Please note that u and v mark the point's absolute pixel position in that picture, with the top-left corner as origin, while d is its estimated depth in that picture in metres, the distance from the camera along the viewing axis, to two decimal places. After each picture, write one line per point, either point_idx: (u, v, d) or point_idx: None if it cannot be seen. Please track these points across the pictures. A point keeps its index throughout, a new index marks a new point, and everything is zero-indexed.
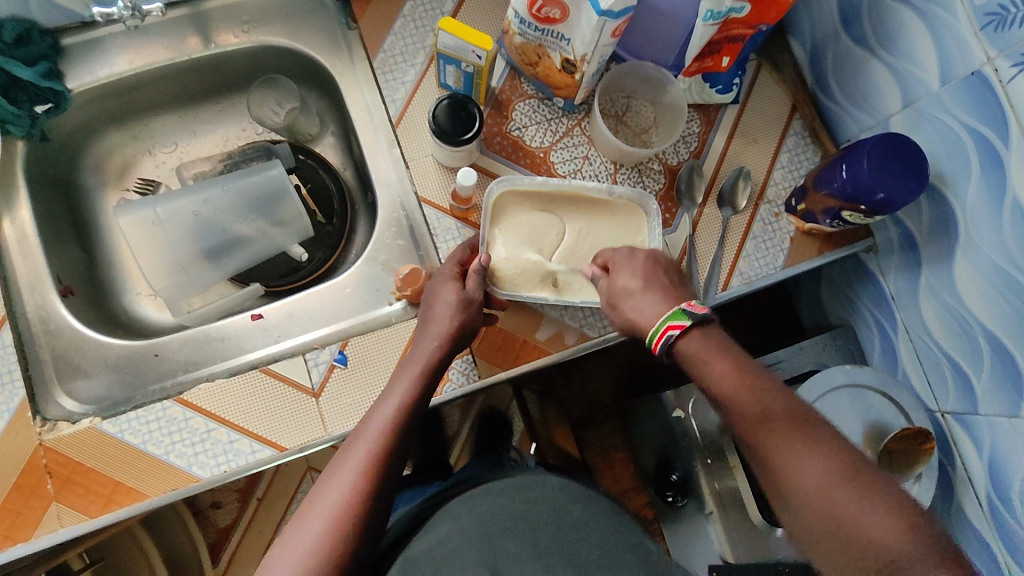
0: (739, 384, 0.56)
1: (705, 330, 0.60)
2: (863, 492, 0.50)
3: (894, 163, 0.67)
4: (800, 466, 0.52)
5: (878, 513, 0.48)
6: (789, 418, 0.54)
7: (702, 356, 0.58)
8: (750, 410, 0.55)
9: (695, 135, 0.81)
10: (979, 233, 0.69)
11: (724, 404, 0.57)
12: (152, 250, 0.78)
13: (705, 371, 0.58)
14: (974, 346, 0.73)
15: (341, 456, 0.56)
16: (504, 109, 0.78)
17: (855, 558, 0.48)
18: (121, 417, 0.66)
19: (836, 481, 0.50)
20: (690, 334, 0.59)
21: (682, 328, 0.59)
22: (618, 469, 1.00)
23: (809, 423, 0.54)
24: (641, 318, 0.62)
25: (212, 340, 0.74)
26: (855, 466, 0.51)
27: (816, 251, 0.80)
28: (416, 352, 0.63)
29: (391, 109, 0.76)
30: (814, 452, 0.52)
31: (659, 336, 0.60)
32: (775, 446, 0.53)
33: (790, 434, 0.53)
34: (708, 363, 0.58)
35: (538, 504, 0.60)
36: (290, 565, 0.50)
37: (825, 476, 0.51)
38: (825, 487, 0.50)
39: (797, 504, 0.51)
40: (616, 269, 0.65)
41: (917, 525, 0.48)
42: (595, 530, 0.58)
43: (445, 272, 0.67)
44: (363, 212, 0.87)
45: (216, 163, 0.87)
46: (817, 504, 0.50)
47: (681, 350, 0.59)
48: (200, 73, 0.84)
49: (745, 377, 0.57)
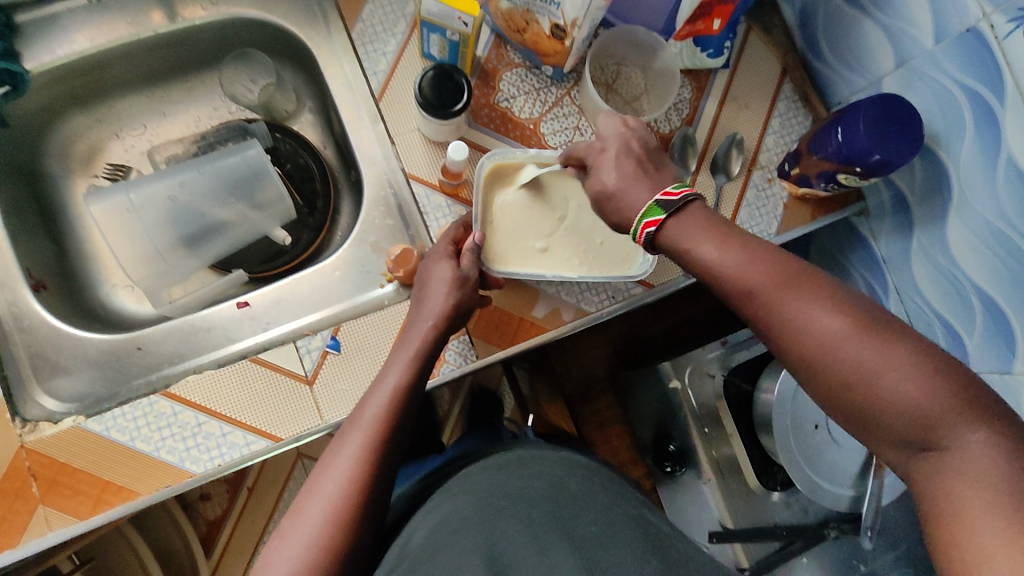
0: (733, 258, 0.51)
1: (687, 208, 0.54)
2: (885, 351, 0.45)
3: (889, 124, 0.66)
4: (813, 333, 0.47)
5: (903, 372, 0.44)
6: (793, 281, 0.49)
7: (689, 235, 0.53)
8: (751, 283, 0.50)
9: (686, 101, 0.80)
10: (972, 192, 0.69)
11: (721, 283, 0.52)
12: (124, 238, 0.74)
13: (694, 251, 0.52)
14: (967, 305, 0.73)
15: (337, 443, 0.54)
16: (491, 79, 0.75)
17: (883, 421, 0.45)
18: (106, 414, 0.64)
19: (853, 344, 0.46)
20: (671, 222, 0.54)
21: (655, 225, 0.54)
22: (615, 442, 0.98)
23: (816, 281, 0.49)
24: (621, 218, 0.58)
25: (197, 330, 0.71)
26: (872, 322, 0.47)
27: (810, 215, 0.79)
28: (411, 334, 0.61)
29: (372, 83, 0.73)
30: (828, 313, 0.47)
31: (638, 235, 0.55)
32: (786, 316, 0.49)
33: (798, 301, 0.48)
34: (697, 239, 0.52)
35: (534, 480, 0.57)
36: (289, 557, 0.48)
37: (841, 339, 0.46)
38: (842, 351, 0.46)
39: (815, 375, 0.48)
40: (593, 168, 0.60)
41: (947, 376, 0.44)
42: (594, 502, 0.56)
43: (438, 250, 0.66)
44: (347, 190, 0.83)
45: (191, 144, 0.83)
46: (838, 368, 0.47)
47: (667, 234, 0.54)
48: (169, 49, 0.79)
49: (739, 249, 0.51)
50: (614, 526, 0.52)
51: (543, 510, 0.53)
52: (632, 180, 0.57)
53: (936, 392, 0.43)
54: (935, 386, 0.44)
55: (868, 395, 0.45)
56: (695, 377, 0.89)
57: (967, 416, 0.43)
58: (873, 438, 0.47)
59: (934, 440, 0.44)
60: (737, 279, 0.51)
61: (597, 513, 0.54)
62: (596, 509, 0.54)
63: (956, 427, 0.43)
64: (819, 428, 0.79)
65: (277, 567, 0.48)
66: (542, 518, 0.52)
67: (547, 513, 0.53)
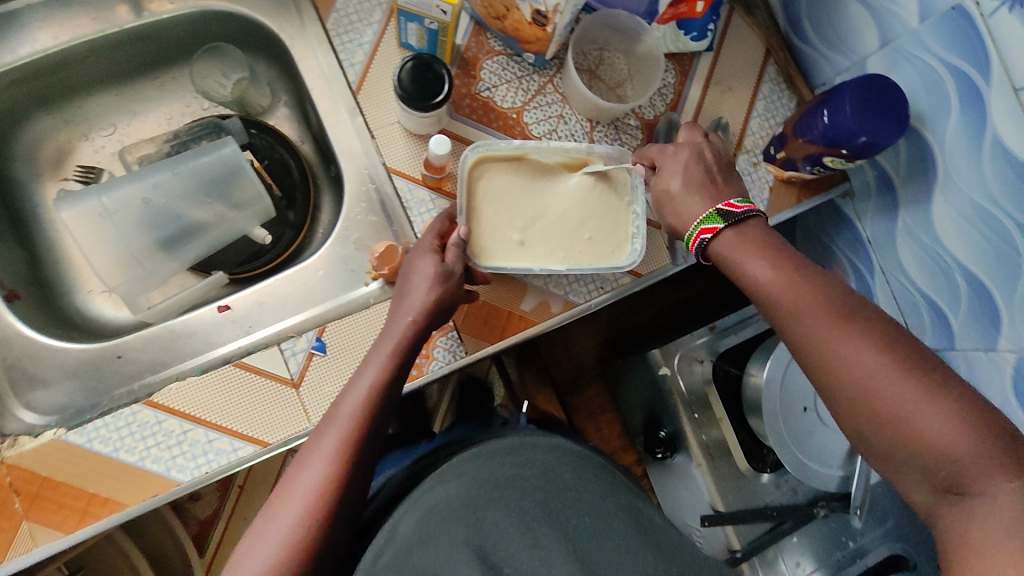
0: (782, 280, 0.55)
1: (745, 229, 0.59)
2: (921, 391, 0.47)
3: (874, 105, 0.65)
4: (849, 364, 0.50)
5: (935, 415, 0.46)
6: (836, 311, 0.52)
7: (741, 255, 0.58)
8: (795, 305, 0.54)
9: (671, 86, 0.78)
10: (957, 171, 0.68)
11: (767, 303, 0.56)
12: (100, 245, 0.72)
13: (746, 270, 0.58)
14: (952, 284, 0.73)
15: (314, 441, 0.53)
16: (471, 68, 0.74)
17: (910, 459, 0.47)
18: (87, 426, 0.62)
19: (887, 380, 0.48)
20: (725, 235, 0.60)
21: (712, 232, 0.60)
22: (605, 429, 1.00)
23: (864, 317, 0.51)
24: (685, 216, 0.63)
25: (178, 337, 0.69)
26: (912, 362, 0.48)
27: (795, 199, 0.79)
28: (390, 328, 0.59)
29: (349, 75, 0.71)
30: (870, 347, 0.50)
31: (694, 240, 0.62)
32: (826, 345, 0.52)
33: (837, 331, 0.51)
34: (748, 260, 0.58)
35: (526, 469, 0.54)
36: (261, 556, 0.48)
37: (877, 374, 0.48)
38: (875, 387, 0.48)
39: (848, 406, 0.50)
40: (663, 174, 0.66)
41: (983, 425, 0.45)
42: (588, 490, 0.54)
43: (423, 245, 0.64)
44: (327, 185, 0.82)
45: (163, 144, 0.80)
46: (872, 402, 0.48)
47: (722, 250, 0.60)
48: (136, 46, 0.76)
49: (789, 275, 0.56)
50: (607, 516, 0.52)
51: (536, 500, 0.51)
52: (685, 190, 0.63)
53: (967, 436, 0.45)
54: (967, 432, 0.45)
55: (900, 432, 0.47)
56: (684, 363, 0.86)
57: (997, 465, 0.44)
58: (899, 476, 0.48)
59: (959, 484, 0.45)
60: (783, 300, 0.55)
61: (591, 501, 0.52)
62: (591, 497, 0.53)
63: (984, 473, 0.44)
64: (808, 411, 0.79)
65: (248, 566, 0.47)
66: (535, 508, 0.51)
67: (540, 505, 0.51)
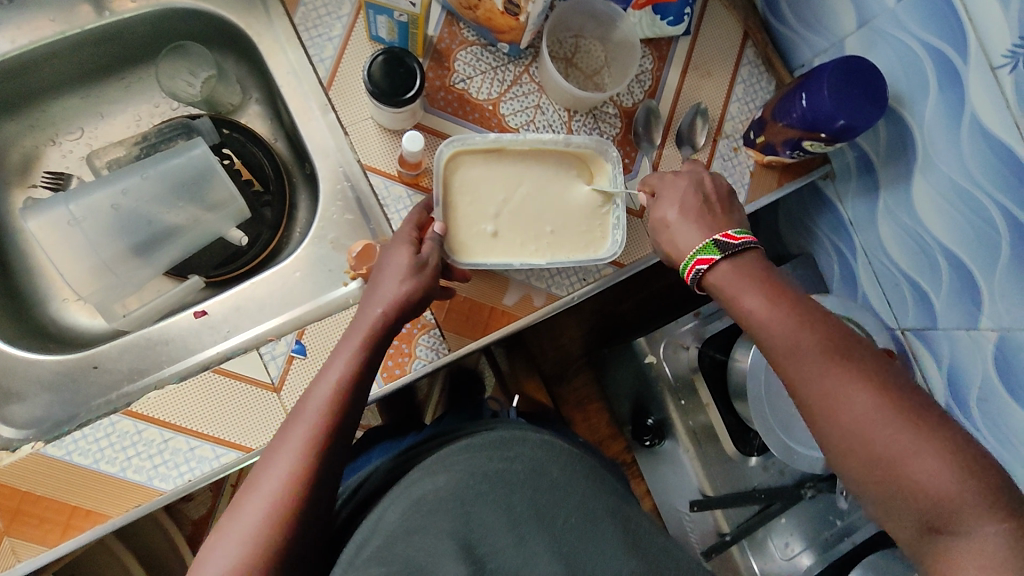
0: (774, 314, 0.55)
1: (745, 262, 0.59)
2: (915, 439, 0.47)
3: (852, 87, 0.65)
4: (845, 408, 0.50)
5: (925, 458, 0.46)
6: (834, 354, 0.52)
7: (739, 289, 0.58)
8: (788, 343, 0.54)
9: (648, 72, 0.77)
10: (936, 151, 0.68)
11: (761, 337, 0.56)
12: (69, 253, 0.70)
13: (739, 305, 0.57)
14: (933, 264, 0.73)
15: (280, 438, 0.51)
16: (445, 59, 0.72)
17: (901, 503, 0.47)
18: (65, 438, 0.61)
19: (880, 423, 0.48)
20: (720, 266, 0.59)
21: (709, 262, 0.59)
22: (594, 418, 1.00)
23: (855, 357, 0.51)
24: (680, 241, 0.63)
25: (154, 344, 0.68)
26: (907, 409, 0.49)
27: (776, 182, 0.78)
28: (358, 322, 0.57)
29: (320, 70, 0.70)
30: (862, 388, 0.50)
31: (689, 270, 0.61)
32: (819, 385, 0.52)
33: (834, 375, 0.51)
34: (746, 295, 0.57)
35: (516, 464, 0.54)
36: (223, 557, 0.45)
37: (872, 420, 0.49)
38: (870, 433, 0.49)
39: (842, 448, 0.50)
40: (660, 199, 0.65)
41: (975, 474, 0.45)
42: (577, 488, 0.53)
43: (400, 237, 0.62)
44: (303, 184, 0.81)
45: (132, 147, 0.78)
46: (863, 442, 0.49)
47: (720, 282, 0.59)
48: (99, 46, 0.74)
49: (782, 310, 0.56)
50: (592, 514, 0.51)
51: (525, 495, 0.51)
52: (683, 218, 0.63)
53: (959, 485, 0.45)
54: (959, 480, 0.45)
55: (890, 472, 0.48)
56: (671, 350, 0.86)
57: (986, 513, 0.44)
58: (889, 519, 0.49)
59: (947, 529, 0.45)
60: (775, 336, 0.55)
61: (578, 501, 0.52)
62: (578, 496, 0.53)
63: (974, 521, 0.44)
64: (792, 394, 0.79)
65: (209, 568, 0.45)
66: (524, 505, 0.50)
67: (529, 502, 0.51)
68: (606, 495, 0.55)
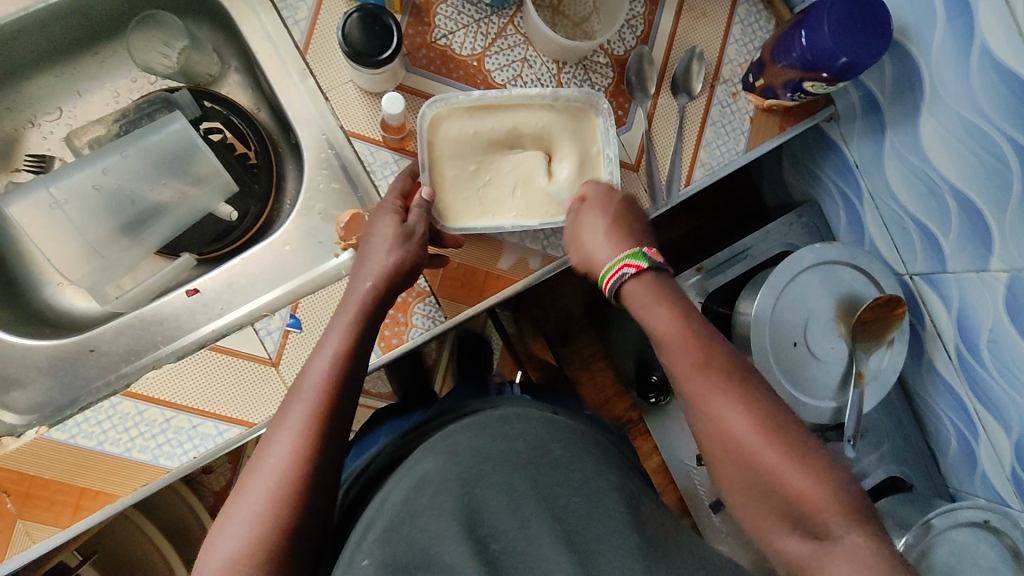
0: (679, 332, 0.53)
1: (650, 280, 0.55)
2: (792, 457, 0.47)
3: (854, 22, 0.61)
4: (727, 426, 0.49)
5: (799, 479, 0.47)
6: (719, 368, 0.51)
7: (643, 306, 0.55)
8: (686, 361, 0.52)
9: (640, 16, 0.73)
10: (944, 86, 0.65)
11: (665, 350, 0.54)
12: (54, 237, 0.70)
13: (647, 320, 0.55)
14: (942, 205, 0.71)
15: (280, 417, 0.51)
16: (425, 14, 0.69)
17: (773, 517, 0.48)
18: (68, 422, 0.61)
19: (760, 444, 0.48)
20: (645, 276, 0.56)
21: (638, 268, 0.55)
22: (598, 377, 0.97)
23: (734, 381, 0.50)
24: (599, 253, 0.59)
25: (149, 325, 0.69)
26: (778, 428, 0.49)
27: (778, 127, 0.75)
28: (348, 297, 0.57)
29: (295, 34, 0.67)
30: (747, 408, 0.49)
31: (613, 273, 0.56)
32: (705, 406, 0.51)
33: (721, 393, 0.50)
34: (649, 311, 0.54)
35: (518, 443, 0.54)
36: (233, 538, 0.45)
37: (752, 442, 0.48)
38: (751, 451, 0.48)
39: (723, 462, 0.50)
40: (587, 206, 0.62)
41: (843, 492, 0.47)
42: (577, 468, 0.53)
43: (386, 206, 0.61)
44: (288, 153, 0.79)
45: (111, 124, 0.77)
46: (744, 458, 0.48)
47: (628, 299, 0.56)
48: (68, 20, 0.72)
49: (687, 328, 0.53)
50: (592, 490, 0.51)
51: (525, 477, 0.51)
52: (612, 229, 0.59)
53: (825, 498, 0.46)
54: (826, 494, 0.46)
55: (766, 488, 0.48)
56: None
57: (847, 524, 0.45)
58: (761, 530, 0.49)
59: (813, 539, 0.46)
60: (678, 350, 0.53)
61: (578, 481, 0.52)
62: (580, 476, 0.52)
63: (837, 530, 0.45)
64: (797, 346, 0.76)
65: (218, 549, 0.45)
66: (524, 485, 0.50)
67: (527, 480, 0.51)
68: (608, 472, 0.55)
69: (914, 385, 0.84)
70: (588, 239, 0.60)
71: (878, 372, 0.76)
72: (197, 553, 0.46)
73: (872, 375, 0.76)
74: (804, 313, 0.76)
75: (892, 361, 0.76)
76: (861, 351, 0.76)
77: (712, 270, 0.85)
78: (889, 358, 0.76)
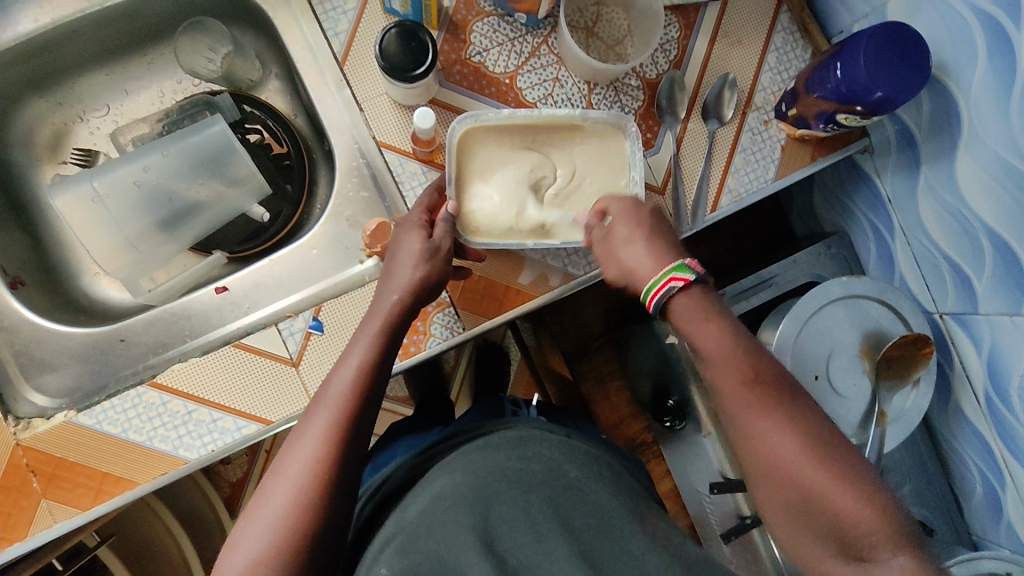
0: (727, 349, 0.52)
1: (698, 295, 0.54)
2: (841, 481, 0.47)
3: (893, 56, 0.61)
4: (777, 446, 0.49)
5: (850, 502, 0.46)
6: (757, 384, 0.50)
7: (691, 323, 0.53)
8: (735, 380, 0.51)
9: (674, 41, 0.74)
10: (983, 125, 0.63)
11: (709, 367, 0.53)
12: (94, 229, 0.73)
13: (694, 335, 0.53)
14: (976, 245, 0.69)
15: (304, 423, 0.52)
16: (461, 31, 0.70)
17: (819, 539, 0.48)
18: (96, 408, 0.64)
19: (809, 468, 0.47)
20: (692, 291, 0.54)
21: (685, 282, 0.54)
22: (614, 397, 0.98)
23: (782, 402, 0.50)
24: (637, 267, 0.57)
25: (178, 319, 0.72)
26: (827, 447, 0.48)
27: (809, 157, 0.75)
28: (376, 307, 0.58)
29: (335, 45, 0.69)
30: (796, 430, 0.49)
31: (658, 288, 0.55)
32: (753, 426, 0.50)
33: (769, 413, 0.49)
34: (697, 328, 0.53)
35: (533, 465, 0.54)
36: (256, 540, 0.46)
37: (801, 462, 0.48)
38: (800, 472, 0.48)
39: (753, 462, 0.50)
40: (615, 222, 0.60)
41: (890, 516, 0.46)
42: (590, 491, 0.53)
43: (412, 220, 0.63)
44: (322, 160, 0.82)
45: (155, 123, 0.80)
46: (791, 479, 0.48)
47: (674, 315, 0.55)
48: (120, 22, 0.75)
49: (736, 346, 0.52)
50: (608, 511, 0.52)
51: (540, 496, 0.51)
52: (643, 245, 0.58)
53: (871, 521, 0.46)
54: (858, 503, 0.46)
55: (811, 508, 0.47)
56: None
57: (896, 547, 0.46)
58: (800, 548, 0.49)
59: (856, 560, 0.46)
60: (725, 369, 0.52)
61: (591, 503, 0.52)
62: (597, 498, 0.53)
63: (884, 552, 0.45)
64: (818, 379, 0.74)
65: (242, 551, 0.46)
66: (538, 505, 0.51)
67: (546, 500, 0.51)
68: (620, 497, 0.55)
69: (939, 426, 0.83)
70: (624, 254, 0.58)
71: (901, 412, 0.75)
72: (220, 554, 0.48)
73: (894, 415, 0.75)
74: (827, 347, 0.75)
75: (916, 401, 0.74)
76: (885, 389, 0.75)
77: (735, 295, 0.85)
78: (913, 398, 0.74)
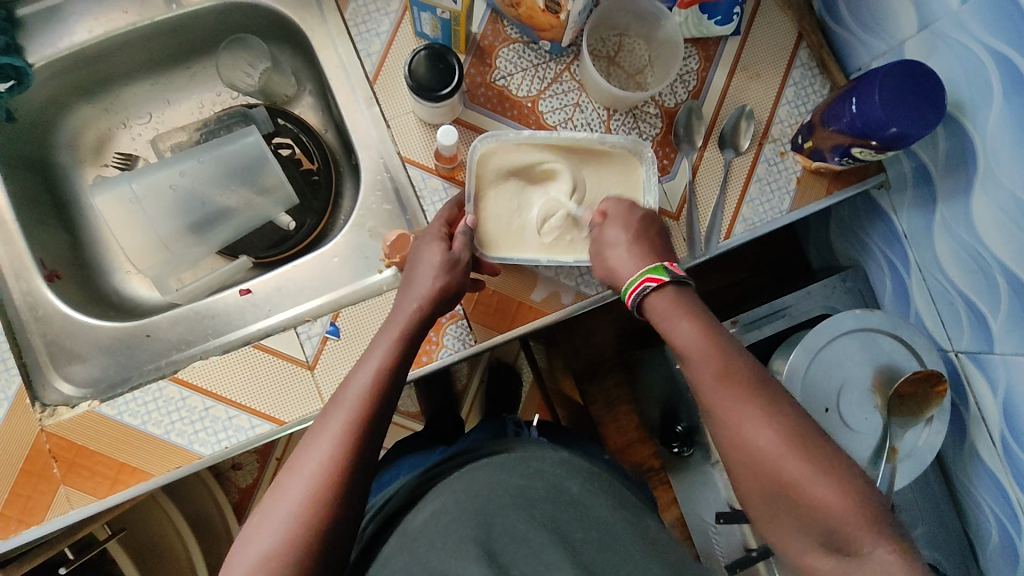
0: (700, 343, 0.54)
1: (673, 293, 0.57)
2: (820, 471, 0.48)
3: (907, 93, 0.62)
4: (750, 438, 0.51)
5: (828, 490, 0.47)
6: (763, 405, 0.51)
7: (666, 318, 0.57)
8: (709, 372, 0.53)
9: (693, 72, 0.76)
10: (1000, 164, 0.64)
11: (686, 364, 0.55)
12: (129, 229, 0.77)
13: (670, 332, 0.56)
14: (991, 283, 0.69)
15: (321, 423, 0.53)
16: (487, 56, 0.73)
17: (803, 533, 0.48)
18: (118, 399, 0.66)
19: (784, 457, 0.49)
20: (666, 289, 0.58)
21: (659, 282, 0.57)
22: (623, 422, 0.97)
23: (754, 394, 0.52)
24: (622, 268, 0.61)
25: (202, 318, 0.74)
26: (806, 438, 0.50)
27: (825, 190, 0.75)
28: (396, 315, 0.60)
29: (367, 65, 0.73)
30: (771, 420, 0.50)
31: (635, 288, 0.58)
32: (729, 424, 0.52)
33: (743, 402, 0.52)
34: (671, 326, 0.56)
35: (537, 481, 0.55)
36: (268, 535, 0.47)
37: (777, 453, 0.49)
38: (777, 461, 0.49)
39: (744, 473, 0.51)
40: (608, 222, 0.64)
41: (869, 505, 0.47)
42: (591, 508, 0.54)
43: (432, 232, 0.65)
44: (348, 174, 0.85)
45: (193, 132, 0.84)
46: (769, 469, 0.49)
47: (651, 312, 0.58)
48: (167, 37, 0.80)
49: (708, 339, 0.55)
50: (610, 527, 0.52)
51: (543, 511, 0.52)
52: (631, 243, 0.62)
53: (848, 510, 0.46)
54: (860, 517, 0.46)
55: (791, 499, 0.48)
56: None
57: (879, 539, 0.46)
58: (787, 544, 0.50)
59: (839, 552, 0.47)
60: (699, 365, 0.54)
61: (592, 519, 0.53)
62: (599, 515, 0.53)
63: (866, 544, 0.46)
64: (829, 412, 0.74)
65: (254, 545, 0.47)
66: (540, 518, 0.51)
67: (548, 515, 0.52)
68: (623, 515, 0.55)
69: (954, 468, 0.81)
70: (613, 257, 0.62)
71: (913, 449, 0.73)
72: (231, 548, 0.49)
73: (906, 452, 0.74)
74: (839, 378, 0.75)
75: (929, 439, 0.73)
76: (897, 426, 0.74)
77: (749, 324, 0.86)
78: (926, 435, 0.73)
